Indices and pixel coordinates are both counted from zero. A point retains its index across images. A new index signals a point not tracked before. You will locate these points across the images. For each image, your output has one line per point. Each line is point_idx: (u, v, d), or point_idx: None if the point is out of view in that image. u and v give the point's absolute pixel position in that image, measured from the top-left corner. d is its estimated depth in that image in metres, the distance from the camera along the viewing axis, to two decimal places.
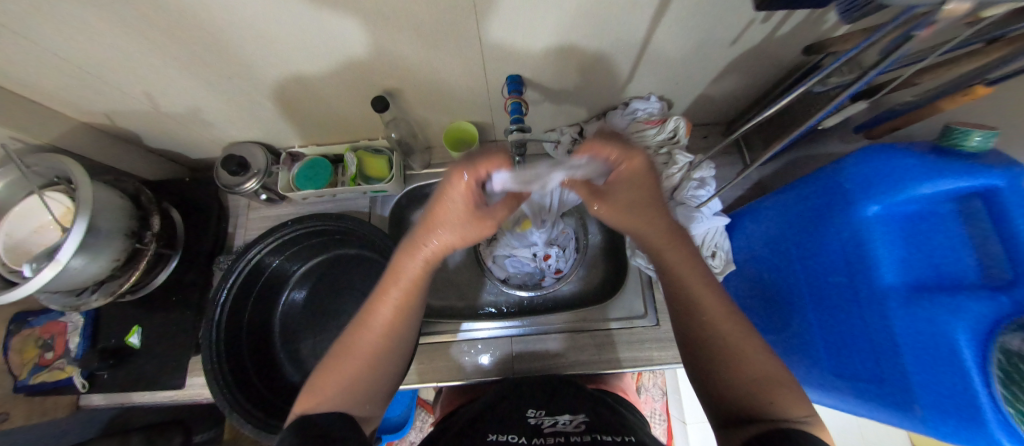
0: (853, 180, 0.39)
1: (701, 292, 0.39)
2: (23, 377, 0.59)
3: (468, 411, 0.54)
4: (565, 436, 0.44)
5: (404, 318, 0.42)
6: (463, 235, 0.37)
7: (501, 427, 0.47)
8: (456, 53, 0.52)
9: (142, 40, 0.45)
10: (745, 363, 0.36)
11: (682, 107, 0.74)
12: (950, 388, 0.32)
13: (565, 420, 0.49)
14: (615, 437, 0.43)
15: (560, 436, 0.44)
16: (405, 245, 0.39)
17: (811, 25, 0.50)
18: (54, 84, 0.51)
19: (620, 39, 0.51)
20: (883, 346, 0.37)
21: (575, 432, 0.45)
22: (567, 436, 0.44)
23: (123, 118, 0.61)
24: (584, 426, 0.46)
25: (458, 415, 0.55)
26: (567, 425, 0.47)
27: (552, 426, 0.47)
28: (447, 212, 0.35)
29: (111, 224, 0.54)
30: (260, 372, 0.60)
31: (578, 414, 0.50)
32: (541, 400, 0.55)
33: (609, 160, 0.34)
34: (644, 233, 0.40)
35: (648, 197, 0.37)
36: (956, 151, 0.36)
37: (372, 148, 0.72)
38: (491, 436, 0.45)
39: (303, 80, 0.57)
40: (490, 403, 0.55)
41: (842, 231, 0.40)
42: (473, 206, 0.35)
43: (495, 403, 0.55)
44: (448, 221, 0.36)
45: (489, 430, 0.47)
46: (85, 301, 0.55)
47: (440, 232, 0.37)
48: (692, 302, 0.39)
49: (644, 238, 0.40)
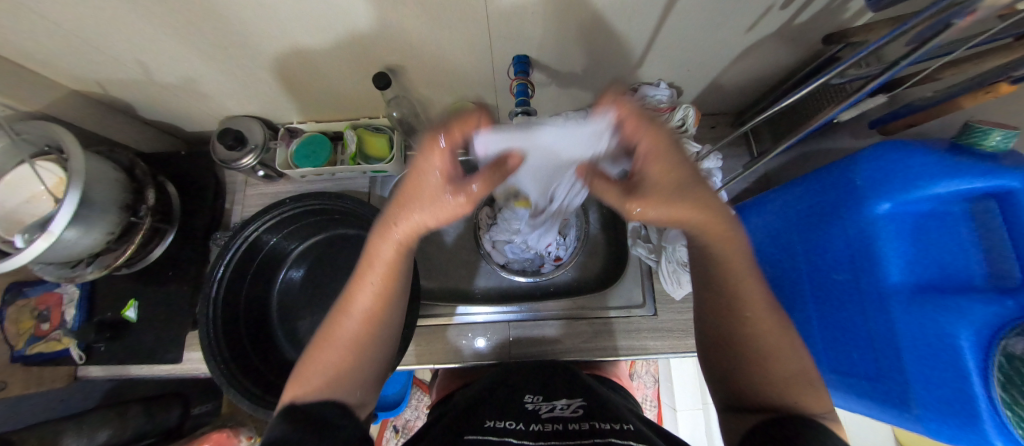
0: (866, 177, 0.38)
1: (732, 279, 0.37)
2: (20, 347, 0.58)
3: (466, 394, 0.55)
4: (562, 423, 0.45)
5: (387, 304, 0.41)
6: (436, 214, 0.33)
7: (498, 414, 0.47)
8: (462, 29, 0.50)
9: (131, 5, 0.42)
10: (774, 361, 0.35)
11: (691, 96, 0.72)
12: (946, 387, 0.32)
13: (562, 406, 0.50)
14: (612, 424, 0.43)
15: (558, 423, 0.45)
16: (377, 229, 0.37)
17: (833, 13, 0.48)
18: (39, 49, 0.48)
19: (634, 20, 0.49)
20: (883, 344, 0.37)
21: (573, 419, 0.46)
22: (565, 423, 0.45)
23: (114, 88, 0.59)
24: (581, 412, 0.47)
25: (456, 399, 0.55)
26: (564, 411, 0.48)
27: (549, 413, 0.48)
28: (422, 184, 0.31)
29: (104, 196, 0.53)
30: (258, 349, 0.61)
31: (575, 399, 0.51)
32: (540, 386, 0.56)
33: (632, 135, 0.30)
34: (690, 222, 0.33)
35: (687, 176, 0.31)
36: (972, 151, 0.35)
37: (373, 127, 0.70)
38: (489, 421, 0.46)
39: (302, 54, 0.54)
40: (486, 387, 0.55)
41: (851, 228, 0.40)
42: (451, 177, 0.31)
43: (491, 387, 0.55)
44: (420, 196, 0.32)
45: (487, 416, 0.47)
46: (81, 273, 0.55)
47: (415, 208, 0.33)
48: (716, 288, 0.38)
49: (692, 227, 0.34)
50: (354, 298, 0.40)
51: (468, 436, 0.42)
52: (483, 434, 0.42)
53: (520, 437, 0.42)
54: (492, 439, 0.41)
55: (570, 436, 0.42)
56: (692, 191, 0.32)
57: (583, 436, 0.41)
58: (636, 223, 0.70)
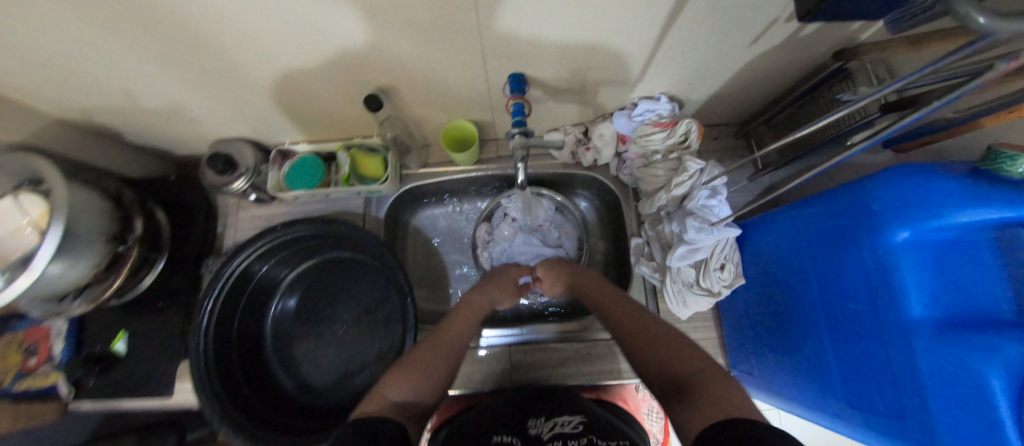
0: (883, 202, 0.36)
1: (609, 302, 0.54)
2: (8, 384, 0.58)
3: (472, 416, 0.51)
4: (564, 440, 0.42)
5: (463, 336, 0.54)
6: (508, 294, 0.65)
7: (501, 430, 0.45)
8: (454, 48, 0.48)
9: (109, 32, 0.41)
10: (646, 335, 0.45)
11: (694, 108, 0.70)
12: (976, 432, 0.30)
13: (564, 422, 0.46)
14: (612, 441, 0.41)
15: (560, 441, 0.42)
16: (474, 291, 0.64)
17: (839, 26, 0.46)
18: (21, 79, 0.47)
19: (632, 35, 0.48)
20: (902, 383, 0.34)
21: (574, 435, 0.43)
22: (567, 440, 0.42)
23: (99, 115, 0.57)
24: (582, 428, 0.44)
25: (463, 421, 0.51)
26: (565, 428, 0.45)
27: (551, 432, 0.44)
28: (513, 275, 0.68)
29: (90, 228, 0.52)
30: (250, 380, 0.59)
31: (576, 415, 0.48)
32: (543, 406, 0.52)
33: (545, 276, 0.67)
34: (586, 285, 0.60)
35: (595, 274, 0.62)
36: (999, 176, 0.32)
37: (367, 147, 0.68)
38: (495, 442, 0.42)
39: (290, 76, 0.53)
40: (490, 408, 0.52)
41: (867, 257, 0.37)
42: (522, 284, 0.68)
43: (494, 408, 0.52)
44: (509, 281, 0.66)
45: (491, 434, 0.44)
46: (67, 308, 0.53)
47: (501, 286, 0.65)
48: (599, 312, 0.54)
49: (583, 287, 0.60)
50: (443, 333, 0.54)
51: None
52: None
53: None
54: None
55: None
56: (586, 274, 0.62)
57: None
58: (639, 241, 0.68)
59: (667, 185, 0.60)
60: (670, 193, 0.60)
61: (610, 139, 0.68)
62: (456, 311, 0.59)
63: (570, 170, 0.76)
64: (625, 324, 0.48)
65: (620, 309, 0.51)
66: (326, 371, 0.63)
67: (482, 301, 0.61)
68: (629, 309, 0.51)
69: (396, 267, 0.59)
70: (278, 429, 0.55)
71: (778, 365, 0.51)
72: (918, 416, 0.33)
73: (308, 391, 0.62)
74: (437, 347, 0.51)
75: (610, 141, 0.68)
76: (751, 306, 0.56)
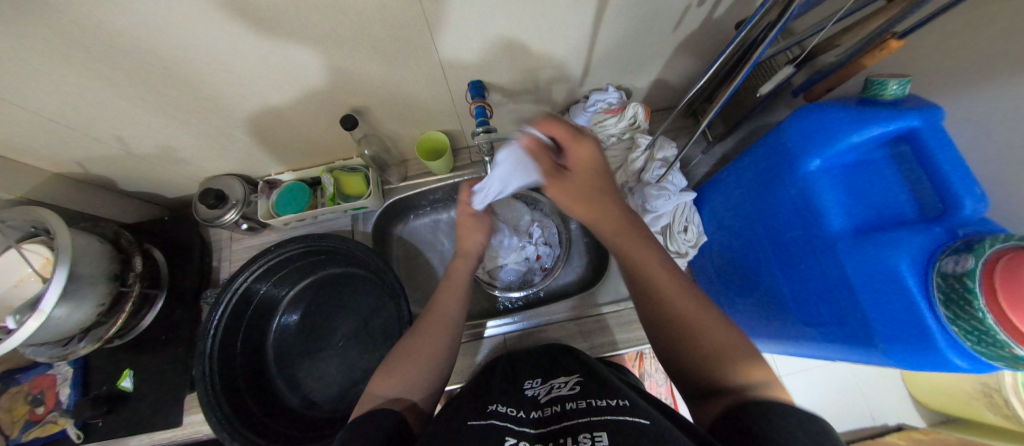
0: (795, 140, 0.42)
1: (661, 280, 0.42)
2: (16, 436, 0.60)
3: (475, 382, 0.53)
4: (562, 404, 0.42)
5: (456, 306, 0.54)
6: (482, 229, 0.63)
7: (502, 400, 0.44)
8: (414, 67, 0.54)
9: (104, 86, 0.47)
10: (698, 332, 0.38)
11: (642, 94, 0.77)
12: (901, 317, 0.34)
13: (561, 385, 0.46)
14: (609, 401, 0.38)
15: (556, 405, 0.42)
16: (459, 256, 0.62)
17: (742, 4, 0.53)
18: (22, 139, 0.53)
19: (568, 35, 0.54)
20: (841, 289, 0.39)
21: (571, 398, 0.42)
22: (565, 403, 0.41)
23: (94, 166, 0.63)
24: (579, 389, 0.44)
25: (471, 385, 0.52)
26: (562, 391, 0.45)
27: (549, 396, 0.44)
28: (466, 221, 0.63)
29: (94, 270, 0.55)
30: (258, 400, 0.61)
31: (573, 376, 0.49)
32: (541, 371, 0.53)
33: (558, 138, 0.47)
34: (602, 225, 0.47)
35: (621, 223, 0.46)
36: (879, 101, 0.38)
37: (348, 167, 0.73)
38: (494, 405, 0.43)
39: (270, 110, 0.59)
40: (495, 377, 0.53)
41: (792, 188, 0.43)
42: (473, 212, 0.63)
43: (500, 375, 0.54)
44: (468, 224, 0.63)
45: (491, 402, 0.44)
46: (73, 350, 0.55)
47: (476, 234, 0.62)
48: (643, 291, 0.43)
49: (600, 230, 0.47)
50: (440, 306, 0.53)
51: (466, 423, 0.38)
52: (484, 417, 0.39)
53: (521, 424, 0.38)
54: (492, 423, 0.37)
55: (568, 417, 0.38)
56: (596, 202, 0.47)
57: (576, 416, 0.37)
58: None
59: (625, 163, 0.67)
60: (629, 170, 0.66)
61: None
62: (443, 284, 0.58)
63: None
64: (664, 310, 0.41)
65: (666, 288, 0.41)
66: (331, 383, 0.65)
67: (466, 262, 0.61)
68: (680, 290, 0.41)
69: (387, 269, 0.61)
70: (291, 441, 0.57)
71: (748, 307, 0.56)
72: (859, 316, 0.38)
73: (315, 406, 0.64)
74: (428, 332, 0.50)
75: None
76: (716, 260, 0.62)
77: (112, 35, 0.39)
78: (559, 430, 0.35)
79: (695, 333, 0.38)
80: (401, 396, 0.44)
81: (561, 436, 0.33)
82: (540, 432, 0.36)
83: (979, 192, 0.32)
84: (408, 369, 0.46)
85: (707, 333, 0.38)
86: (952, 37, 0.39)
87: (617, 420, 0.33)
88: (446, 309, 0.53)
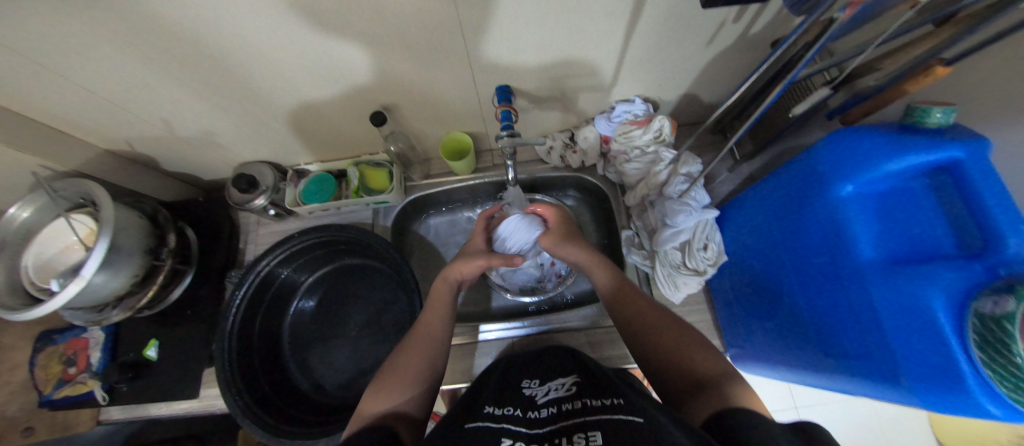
0: (827, 163, 0.41)
1: (635, 302, 0.51)
2: (49, 392, 0.64)
3: (475, 383, 0.54)
4: (558, 404, 0.42)
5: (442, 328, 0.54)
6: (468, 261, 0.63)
7: (499, 401, 0.44)
8: (446, 69, 0.56)
9: (158, 71, 0.50)
10: (668, 344, 0.44)
11: (668, 108, 0.77)
12: (931, 355, 0.33)
13: (556, 387, 0.47)
14: (602, 401, 0.39)
15: (552, 406, 0.42)
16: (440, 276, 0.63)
17: (780, 21, 0.52)
18: (80, 116, 0.57)
19: (599, 45, 0.55)
20: (866, 321, 0.38)
21: (566, 398, 0.43)
22: (561, 404, 0.42)
23: (139, 144, 0.67)
24: (575, 390, 0.44)
25: (470, 387, 0.52)
26: (559, 391, 0.45)
27: (545, 397, 0.45)
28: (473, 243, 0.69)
29: (131, 242, 0.58)
30: (271, 380, 0.63)
31: (569, 378, 0.49)
32: (540, 372, 0.54)
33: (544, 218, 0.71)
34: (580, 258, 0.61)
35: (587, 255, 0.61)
36: (919, 128, 0.37)
37: (374, 162, 0.75)
38: (490, 405, 0.43)
39: (307, 103, 0.61)
40: (492, 379, 0.53)
41: (821, 212, 0.42)
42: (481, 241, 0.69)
43: (497, 377, 0.54)
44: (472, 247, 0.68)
45: (488, 403, 0.44)
46: (107, 316, 0.59)
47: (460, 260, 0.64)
48: (619, 310, 0.51)
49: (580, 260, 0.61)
50: (425, 324, 0.54)
51: (465, 424, 0.38)
52: (481, 418, 0.39)
53: (520, 423, 0.39)
54: (490, 423, 0.38)
55: (565, 417, 0.38)
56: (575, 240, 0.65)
57: (571, 416, 0.38)
58: (628, 233, 0.72)
59: (647, 176, 0.67)
60: (650, 183, 0.66)
61: (594, 142, 0.74)
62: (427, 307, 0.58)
63: (562, 172, 0.81)
64: (637, 324, 0.48)
65: (638, 310, 0.50)
66: (340, 370, 0.67)
67: (445, 286, 0.61)
68: (649, 307, 0.50)
69: (403, 263, 0.62)
70: (297, 424, 0.58)
71: (764, 332, 0.55)
72: (884, 352, 0.36)
73: (322, 391, 0.65)
74: (412, 351, 0.51)
75: (594, 141, 0.74)
76: (734, 281, 0.61)
77: (168, 22, 0.41)
78: (555, 430, 0.36)
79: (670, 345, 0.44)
80: (394, 406, 0.44)
81: (556, 437, 0.34)
82: (537, 431, 0.37)
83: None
84: (396, 382, 0.47)
85: (675, 343, 0.44)
86: (1009, 64, 0.37)
87: (611, 419, 0.34)
88: (427, 327, 0.54)
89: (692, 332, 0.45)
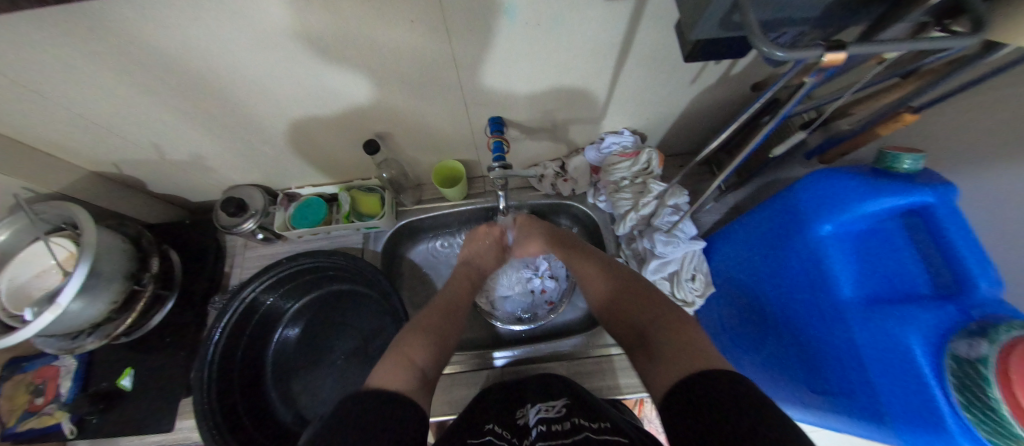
0: (806, 203, 0.42)
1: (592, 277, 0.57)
2: (12, 424, 0.61)
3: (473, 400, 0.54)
4: (547, 424, 0.43)
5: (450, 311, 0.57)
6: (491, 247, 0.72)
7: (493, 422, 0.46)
8: (440, 100, 0.57)
9: (152, 97, 0.50)
10: (627, 311, 0.48)
11: (656, 139, 0.78)
12: (912, 396, 0.33)
13: (548, 407, 0.48)
14: (592, 422, 0.40)
15: (543, 426, 0.43)
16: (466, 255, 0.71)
17: (758, 65, 0.54)
18: (71, 140, 0.57)
19: (589, 80, 0.56)
20: (849, 360, 0.38)
21: (556, 419, 0.44)
22: (551, 424, 0.43)
23: (128, 167, 0.67)
24: (565, 411, 0.45)
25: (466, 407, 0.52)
26: (549, 412, 0.46)
27: (537, 418, 0.46)
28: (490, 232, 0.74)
29: (112, 268, 0.57)
30: (251, 413, 0.61)
31: (561, 399, 0.49)
32: (532, 394, 0.54)
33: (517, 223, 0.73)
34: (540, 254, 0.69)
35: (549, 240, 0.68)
36: (891, 173, 0.39)
37: (365, 187, 0.76)
38: (486, 429, 0.44)
39: (301, 127, 0.61)
40: (486, 398, 0.54)
41: (802, 249, 0.43)
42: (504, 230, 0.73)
43: (492, 395, 0.55)
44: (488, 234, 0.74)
45: (483, 424, 0.45)
46: (81, 344, 0.57)
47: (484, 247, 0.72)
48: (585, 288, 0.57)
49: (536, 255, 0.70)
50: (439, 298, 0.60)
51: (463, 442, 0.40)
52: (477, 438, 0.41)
53: None
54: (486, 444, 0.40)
55: (554, 438, 0.39)
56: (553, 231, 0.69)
57: (562, 437, 0.39)
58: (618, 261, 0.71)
59: (635, 206, 0.67)
60: (639, 214, 0.66)
61: (584, 171, 0.76)
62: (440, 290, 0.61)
63: (552, 200, 0.81)
64: (604, 297, 0.53)
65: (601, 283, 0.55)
66: (324, 401, 0.65)
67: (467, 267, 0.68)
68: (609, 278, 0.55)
69: (392, 289, 0.62)
70: None
71: (752, 365, 0.55)
72: (867, 391, 0.37)
73: (304, 423, 0.63)
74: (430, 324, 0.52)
75: (585, 171, 0.76)
76: (723, 313, 0.61)
77: (167, 53, 0.42)
78: None
79: (627, 306, 0.48)
80: (428, 367, 0.46)
81: None
82: None
83: (994, 275, 0.31)
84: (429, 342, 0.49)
85: (632, 310, 0.47)
86: (972, 116, 0.39)
87: (599, 438, 0.35)
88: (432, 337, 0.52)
89: (644, 288, 0.50)
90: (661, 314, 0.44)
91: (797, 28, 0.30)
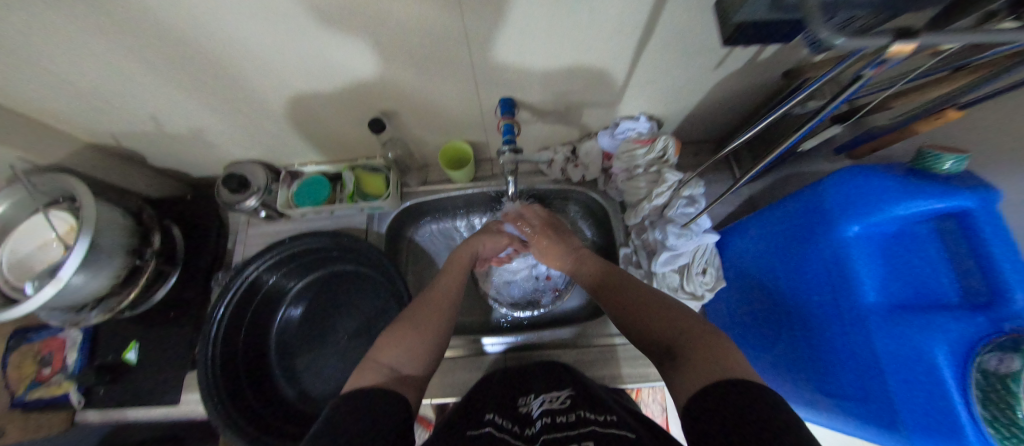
0: (834, 202, 0.40)
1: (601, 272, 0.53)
2: (21, 393, 0.62)
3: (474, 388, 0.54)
4: (551, 416, 0.43)
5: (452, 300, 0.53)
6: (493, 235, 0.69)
7: (495, 410, 0.46)
8: (450, 77, 0.54)
9: (145, 67, 0.47)
10: (640, 314, 0.45)
11: (672, 125, 0.75)
12: (931, 405, 0.33)
13: (552, 398, 0.47)
14: (598, 415, 0.39)
15: (547, 417, 0.43)
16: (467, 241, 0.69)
17: (791, 50, 0.51)
18: (64, 109, 0.54)
19: (608, 62, 0.53)
20: (865, 365, 0.38)
21: (561, 410, 0.43)
22: (555, 416, 0.42)
23: (124, 139, 0.64)
24: (569, 403, 0.44)
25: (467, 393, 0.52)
26: (554, 403, 0.46)
27: (541, 409, 0.45)
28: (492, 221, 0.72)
29: (113, 242, 0.56)
30: (256, 390, 0.62)
31: (565, 390, 0.49)
32: (536, 384, 0.53)
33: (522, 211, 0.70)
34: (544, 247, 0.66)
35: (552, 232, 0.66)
36: (930, 173, 0.37)
37: (370, 167, 0.73)
38: (488, 417, 0.44)
39: (302, 102, 0.58)
40: (489, 385, 0.54)
41: (825, 250, 0.41)
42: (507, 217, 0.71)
43: (494, 382, 0.54)
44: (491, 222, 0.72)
45: (485, 411, 0.45)
46: (84, 317, 0.57)
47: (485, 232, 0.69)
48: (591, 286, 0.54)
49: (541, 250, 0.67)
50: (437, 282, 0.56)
51: (465, 431, 0.39)
52: (479, 426, 0.40)
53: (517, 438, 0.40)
54: (488, 431, 0.39)
55: (558, 429, 0.39)
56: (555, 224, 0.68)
57: (567, 429, 0.38)
58: (627, 250, 0.70)
59: (649, 195, 0.65)
60: (650, 204, 0.65)
61: (596, 157, 0.73)
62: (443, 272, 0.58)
63: (561, 185, 0.79)
64: (613, 295, 0.50)
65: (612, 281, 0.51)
66: (328, 380, 0.65)
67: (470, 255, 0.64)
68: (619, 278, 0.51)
69: (394, 272, 0.62)
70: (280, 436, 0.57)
71: (759, 361, 0.55)
72: (882, 397, 0.36)
73: (309, 401, 0.64)
74: (434, 311, 0.50)
75: (596, 157, 0.73)
76: (732, 307, 0.60)
77: (160, 20, 0.39)
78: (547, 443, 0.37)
79: (640, 308, 0.45)
80: (403, 366, 0.43)
81: None
82: None
83: None
84: (418, 337, 0.46)
85: (648, 314, 0.44)
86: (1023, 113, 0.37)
87: (604, 433, 0.35)
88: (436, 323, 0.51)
89: (657, 292, 0.46)
90: (681, 321, 0.40)
91: (853, 10, 0.27)
